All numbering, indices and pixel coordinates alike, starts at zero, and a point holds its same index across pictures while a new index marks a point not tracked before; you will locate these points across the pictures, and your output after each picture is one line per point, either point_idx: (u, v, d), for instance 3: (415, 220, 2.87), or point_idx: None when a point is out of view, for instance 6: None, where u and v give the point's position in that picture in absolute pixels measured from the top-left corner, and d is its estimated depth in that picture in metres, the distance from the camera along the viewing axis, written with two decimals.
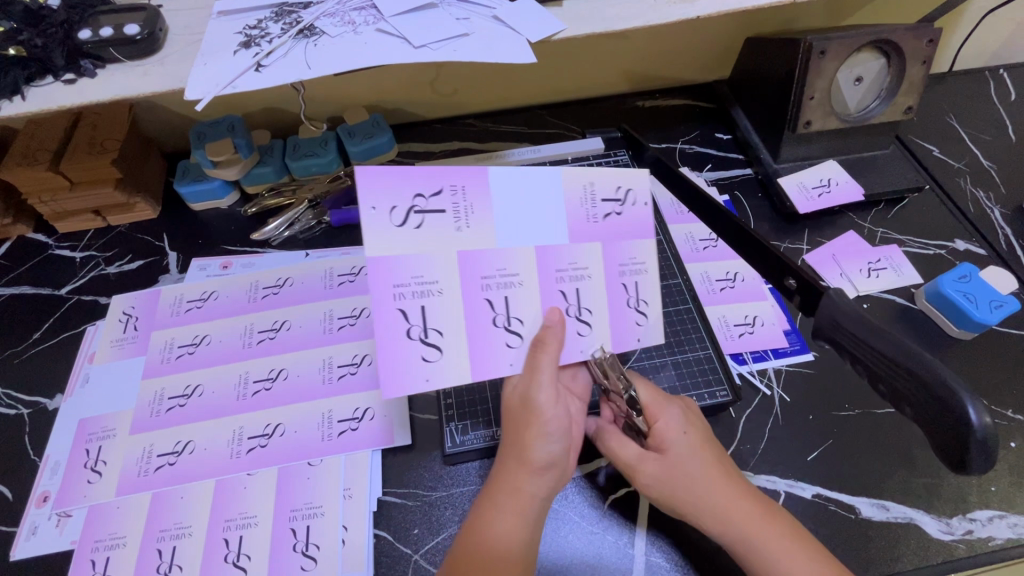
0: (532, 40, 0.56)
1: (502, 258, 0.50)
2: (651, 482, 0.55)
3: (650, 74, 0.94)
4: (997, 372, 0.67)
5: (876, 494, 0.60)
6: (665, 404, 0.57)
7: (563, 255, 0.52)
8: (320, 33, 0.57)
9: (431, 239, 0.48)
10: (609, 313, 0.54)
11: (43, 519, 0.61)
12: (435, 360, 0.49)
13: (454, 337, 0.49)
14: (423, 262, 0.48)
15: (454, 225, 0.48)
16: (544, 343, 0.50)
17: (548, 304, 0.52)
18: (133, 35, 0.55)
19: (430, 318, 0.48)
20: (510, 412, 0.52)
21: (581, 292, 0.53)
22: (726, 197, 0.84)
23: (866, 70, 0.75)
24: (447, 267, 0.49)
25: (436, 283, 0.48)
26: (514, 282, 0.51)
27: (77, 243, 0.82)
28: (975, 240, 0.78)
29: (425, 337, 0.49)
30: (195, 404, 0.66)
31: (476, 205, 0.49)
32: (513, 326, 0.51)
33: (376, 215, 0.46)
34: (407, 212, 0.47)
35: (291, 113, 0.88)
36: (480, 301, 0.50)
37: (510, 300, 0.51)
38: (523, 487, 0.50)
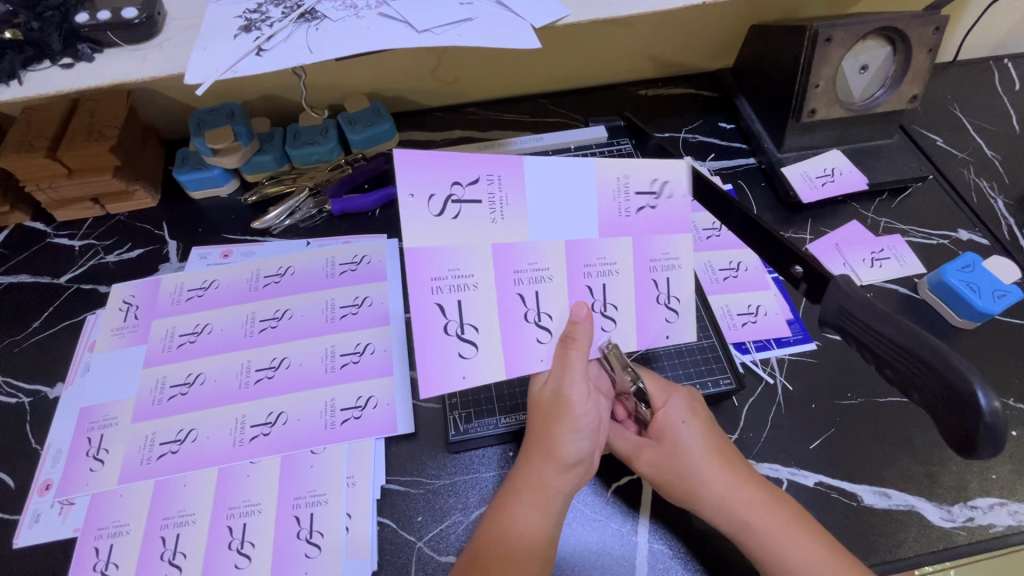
0: (537, 24, 0.56)
1: (533, 254, 0.50)
2: (652, 471, 0.56)
3: (654, 62, 0.93)
4: (999, 362, 0.67)
5: (878, 482, 0.60)
6: (671, 394, 0.57)
7: (592, 250, 0.52)
8: (321, 17, 0.56)
9: (467, 230, 0.48)
10: (636, 307, 0.54)
11: (46, 507, 0.60)
12: (470, 356, 0.49)
13: (488, 334, 0.50)
14: (459, 256, 0.48)
15: (489, 217, 0.48)
16: (573, 339, 0.51)
17: (578, 298, 0.52)
18: (131, 19, 0.54)
19: (467, 313, 0.49)
20: (541, 407, 0.54)
21: (608, 287, 0.53)
22: (729, 186, 0.83)
23: (872, 58, 0.75)
24: (481, 261, 0.49)
25: (472, 278, 0.49)
26: (545, 277, 0.51)
27: (76, 231, 0.81)
28: (978, 230, 0.78)
29: (461, 332, 0.49)
30: (197, 391, 0.66)
31: (510, 198, 0.49)
32: (543, 321, 0.52)
33: (414, 203, 0.46)
34: (444, 202, 0.47)
35: (290, 101, 0.87)
36: (513, 296, 0.50)
37: (541, 295, 0.51)
38: (551, 480, 0.51)
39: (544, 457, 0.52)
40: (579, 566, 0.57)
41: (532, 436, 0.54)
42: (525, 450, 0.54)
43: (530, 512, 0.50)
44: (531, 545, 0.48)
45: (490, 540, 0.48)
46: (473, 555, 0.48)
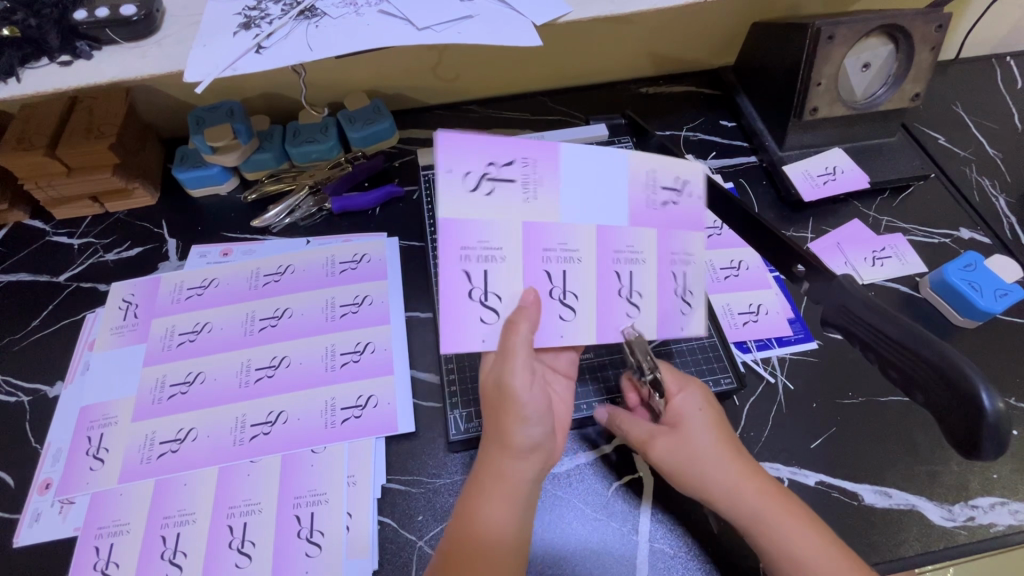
0: (538, 22, 0.56)
1: (563, 233, 0.51)
2: (664, 460, 0.55)
3: (655, 59, 0.93)
4: (1000, 361, 0.67)
5: (879, 481, 0.60)
6: (686, 384, 0.57)
7: (621, 237, 0.53)
8: (321, 15, 0.56)
9: (501, 205, 0.49)
10: (657, 298, 0.55)
11: (46, 506, 0.60)
12: (492, 323, 0.50)
13: (512, 304, 0.51)
14: (490, 228, 0.49)
15: (522, 195, 0.49)
16: (515, 324, 0.49)
17: (602, 283, 0.53)
18: (129, 16, 0.54)
19: (491, 283, 0.50)
20: (488, 397, 0.52)
21: (635, 276, 0.54)
22: (731, 184, 0.83)
23: (875, 56, 0.74)
24: (511, 234, 0.50)
25: (501, 249, 0.50)
26: (574, 258, 0.52)
27: (75, 230, 0.81)
28: (980, 229, 0.78)
29: (485, 300, 0.50)
30: (196, 390, 0.66)
31: (545, 178, 0.50)
32: (568, 300, 0.52)
33: (450, 176, 0.47)
34: (479, 178, 0.48)
35: (290, 99, 0.87)
36: (540, 272, 0.51)
37: (568, 274, 0.52)
38: (508, 475, 0.49)
39: (497, 452, 0.50)
40: (579, 565, 0.57)
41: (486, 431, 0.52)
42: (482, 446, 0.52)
43: (493, 509, 0.48)
44: (500, 541, 0.47)
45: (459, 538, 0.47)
46: (446, 552, 0.47)
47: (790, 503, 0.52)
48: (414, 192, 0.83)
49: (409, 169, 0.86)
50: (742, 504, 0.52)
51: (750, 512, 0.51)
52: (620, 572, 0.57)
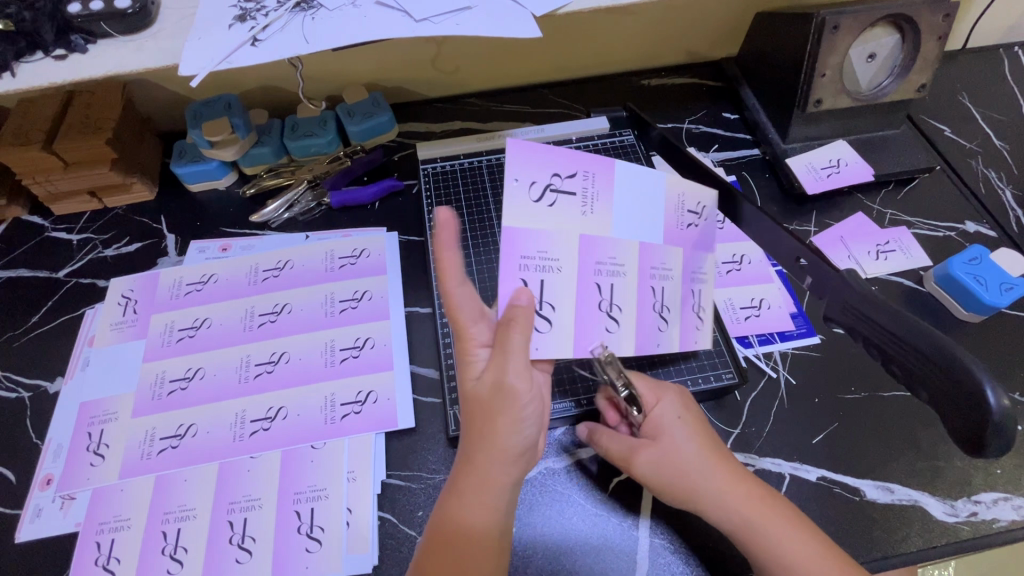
0: (537, 14, 0.55)
1: (614, 248, 0.55)
2: (648, 474, 0.55)
3: (656, 51, 0.92)
4: (1005, 356, 0.66)
5: (882, 477, 0.60)
6: (662, 393, 0.58)
7: (656, 255, 0.57)
8: (317, 7, 0.55)
9: (561, 218, 0.52)
10: (680, 312, 0.59)
11: (47, 502, 0.60)
12: (545, 331, 0.53)
13: (564, 313, 0.53)
14: (549, 238, 0.52)
15: (581, 209, 0.53)
16: (513, 320, 0.48)
17: (643, 296, 0.57)
18: (124, 9, 0.53)
19: (548, 292, 0.53)
20: (476, 401, 0.49)
21: (666, 291, 0.58)
22: (733, 177, 0.82)
23: (880, 46, 0.73)
24: (568, 246, 0.53)
25: (557, 260, 0.53)
26: (620, 271, 0.55)
27: (73, 225, 0.81)
28: (985, 222, 0.77)
29: (540, 309, 0.53)
30: (197, 386, 0.66)
31: (600, 194, 0.54)
32: (614, 313, 0.56)
33: (517, 186, 0.51)
34: (543, 189, 0.52)
35: (288, 92, 0.86)
36: (591, 283, 0.54)
37: (615, 287, 0.55)
38: (497, 474, 0.49)
39: (491, 454, 0.48)
40: (578, 559, 0.57)
41: (469, 432, 0.49)
42: (464, 445, 0.50)
43: (481, 507, 0.48)
44: (488, 538, 0.48)
45: (450, 535, 0.47)
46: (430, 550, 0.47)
47: (774, 502, 0.53)
48: (413, 186, 0.83)
49: (409, 162, 0.85)
50: (729, 505, 0.52)
51: (739, 513, 0.52)
52: (620, 566, 0.57)
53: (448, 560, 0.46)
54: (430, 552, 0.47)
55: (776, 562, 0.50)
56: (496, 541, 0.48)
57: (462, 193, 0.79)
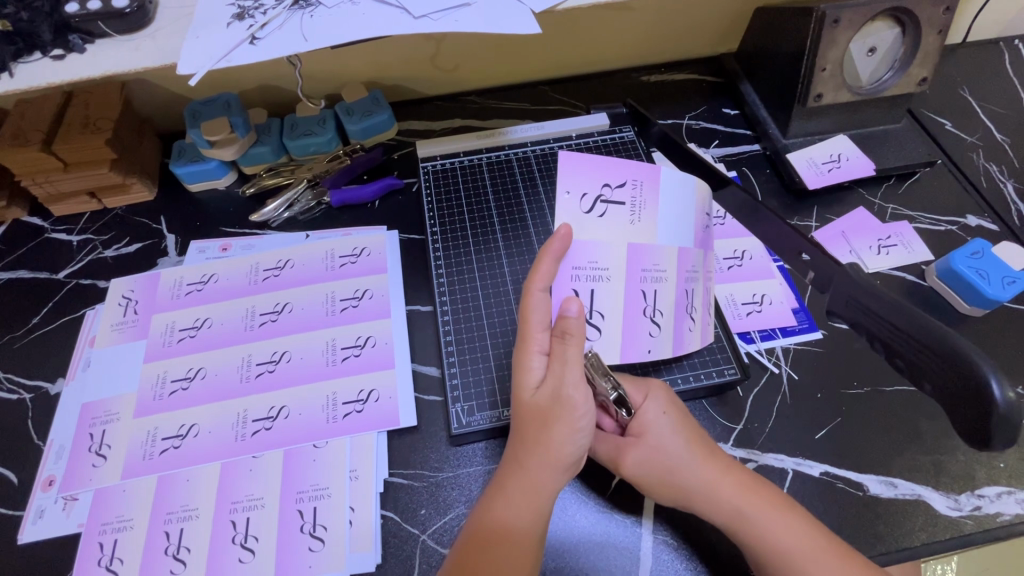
0: (536, 9, 0.55)
1: (657, 255, 0.58)
2: (635, 472, 0.55)
3: (655, 46, 0.91)
4: (1008, 349, 0.66)
5: (885, 471, 0.60)
6: (648, 390, 0.57)
7: (690, 258, 0.60)
8: (316, 4, 0.55)
9: (610, 229, 0.56)
10: (704, 314, 0.63)
11: (50, 503, 0.60)
12: (594, 337, 0.59)
13: (612, 320, 0.59)
14: (600, 251, 0.57)
15: (629, 219, 0.57)
16: (567, 334, 0.51)
17: (679, 300, 0.61)
18: (122, 8, 0.53)
19: (598, 300, 0.58)
20: (534, 411, 0.49)
21: (695, 293, 0.61)
22: (733, 173, 0.82)
23: (880, 40, 0.73)
24: (617, 256, 0.57)
25: (607, 270, 0.57)
26: (662, 277, 0.59)
27: (73, 226, 0.81)
28: (987, 216, 0.77)
29: (590, 317, 0.58)
30: (199, 386, 0.66)
31: (647, 204, 0.57)
32: (657, 316, 0.60)
33: (569, 198, 0.55)
34: (594, 201, 0.56)
35: (286, 91, 0.86)
36: (637, 291, 0.59)
37: (658, 293, 0.59)
38: (545, 480, 0.49)
39: (543, 461, 0.48)
40: (582, 558, 0.57)
41: (522, 437, 0.50)
42: (514, 450, 0.50)
43: (523, 511, 0.48)
44: (527, 541, 0.48)
45: (487, 534, 0.47)
46: (467, 554, 0.47)
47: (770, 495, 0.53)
48: (413, 184, 0.83)
49: (409, 161, 0.85)
50: (719, 496, 0.53)
51: (729, 504, 0.52)
52: (623, 563, 0.57)
53: (483, 559, 0.46)
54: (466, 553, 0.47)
55: (778, 556, 0.50)
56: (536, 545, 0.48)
57: (461, 189, 0.79)
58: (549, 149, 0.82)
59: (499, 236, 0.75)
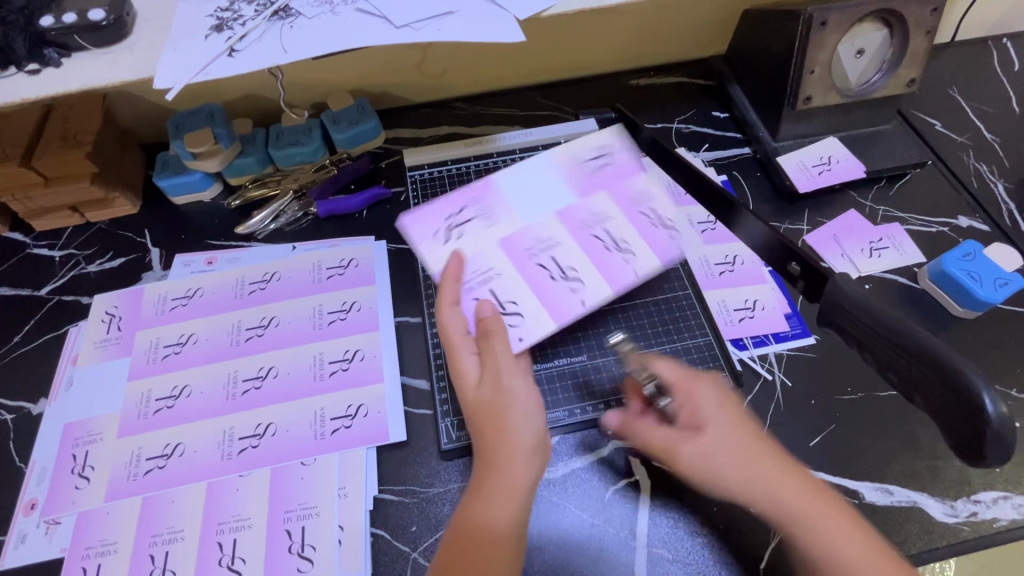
0: (521, 17, 0.54)
1: (536, 232, 0.64)
2: (689, 465, 0.53)
3: (644, 50, 0.91)
4: (1000, 351, 0.66)
5: (880, 478, 0.59)
6: (697, 382, 0.56)
7: (580, 210, 0.66)
8: (296, 15, 0.54)
9: (475, 241, 0.63)
10: (641, 237, 0.64)
11: (32, 527, 0.59)
12: (519, 323, 0.59)
13: (528, 303, 0.60)
14: (481, 258, 0.62)
15: (487, 225, 0.64)
16: (489, 333, 0.54)
17: (587, 249, 0.63)
18: (98, 21, 0.52)
19: (501, 293, 0.60)
20: (477, 410, 0.51)
21: (611, 229, 0.65)
22: (724, 177, 0.81)
23: (868, 42, 0.73)
24: (497, 256, 0.63)
25: (494, 270, 0.62)
26: (553, 244, 0.64)
27: (55, 241, 0.79)
28: (978, 217, 0.77)
29: (505, 310, 0.59)
30: (184, 404, 0.64)
31: (494, 206, 0.66)
32: (569, 274, 0.62)
33: (427, 239, 0.64)
34: (447, 231, 0.64)
35: (271, 100, 0.85)
36: (533, 266, 0.62)
37: (556, 256, 0.63)
38: (516, 474, 0.48)
39: (506, 453, 0.48)
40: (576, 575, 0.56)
41: (480, 438, 0.50)
42: (480, 453, 0.50)
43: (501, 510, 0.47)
44: (510, 538, 0.46)
45: (471, 535, 0.46)
46: (455, 556, 0.46)
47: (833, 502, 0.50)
48: (402, 193, 0.82)
49: (397, 169, 0.84)
50: (774, 494, 0.50)
51: (785, 503, 0.49)
52: None
53: (470, 560, 0.45)
54: (451, 557, 0.46)
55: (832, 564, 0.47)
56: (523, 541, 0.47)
57: None
58: None
59: None
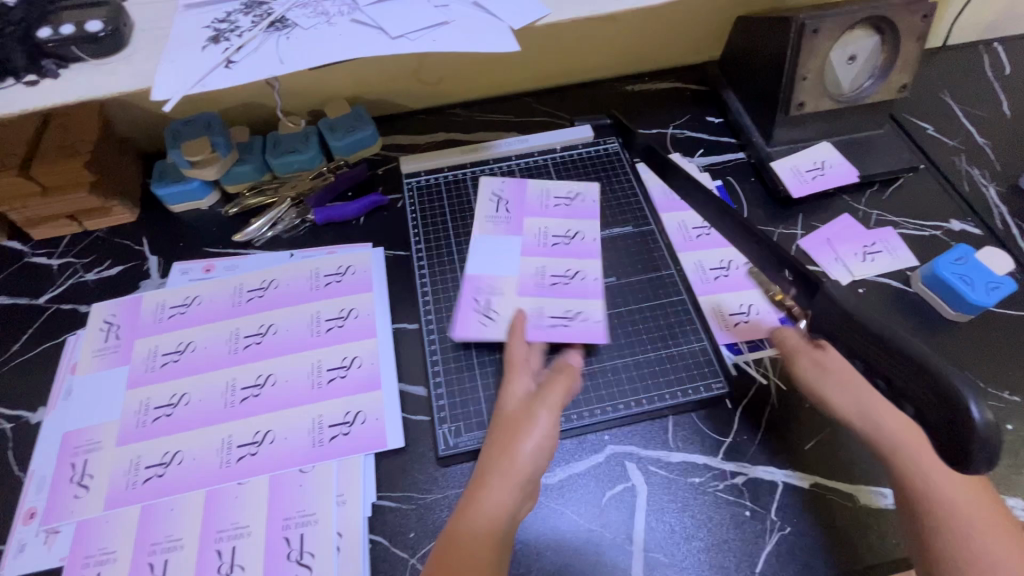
0: (515, 26, 0.55)
1: (527, 270, 0.71)
2: (843, 408, 0.58)
3: (639, 56, 0.92)
4: (992, 353, 0.66)
5: (875, 482, 0.60)
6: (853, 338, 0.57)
7: (531, 238, 0.74)
8: (292, 26, 0.55)
9: (506, 307, 0.68)
10: (574, 218, 0.76)
11: (31, 536, 0.59)
12: (584, 318, 0.67)
13: (580, 303, 0.68)
14: (541, 301, 0.68)
15: (501, 292, 0.69)
16: (561, 368, 0.59)
17: (561, 251, 0.73)
18: (96, 32, 0.53)
19: (549, 312, 0.68)
20: (503, 423, 0.54)
21: (549, 228, 0.75)
22: (719, 182, 0.82)
23: (860, 48, 0.74)
24: (538, 298, 0.69)
25: (540, 305, 0.68)
26: (542, 267, 0.72)
27: (54, 250, 0.80)
28: (970, 221, 0.77)
29: (569, 319, 0.67)
30: (183, 412, 0.65)
31: (494, 277, 0.71)
32: (571, 270, 0.71)
33: (485, 327, 0.67)
34: (489, 315, 0.67)
35: (268, 108, 0.85)
36: (551, 281, 0.70)
37: (547, 266, 0.72)
38: (505, 490, 0.49)
39: (504, 462, 0.50)
40: None
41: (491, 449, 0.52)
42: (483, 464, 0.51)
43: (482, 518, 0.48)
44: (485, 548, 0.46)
45: (455, 538, 0.47)
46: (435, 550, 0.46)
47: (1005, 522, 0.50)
48: (399, 200, 0.82)
49: (394, 176, 0.84)
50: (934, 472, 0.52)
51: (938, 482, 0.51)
52: None
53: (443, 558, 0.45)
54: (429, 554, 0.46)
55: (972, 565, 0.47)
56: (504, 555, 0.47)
57: (446, 205, 0.78)
58: (534, 162, 0.82)
59: None
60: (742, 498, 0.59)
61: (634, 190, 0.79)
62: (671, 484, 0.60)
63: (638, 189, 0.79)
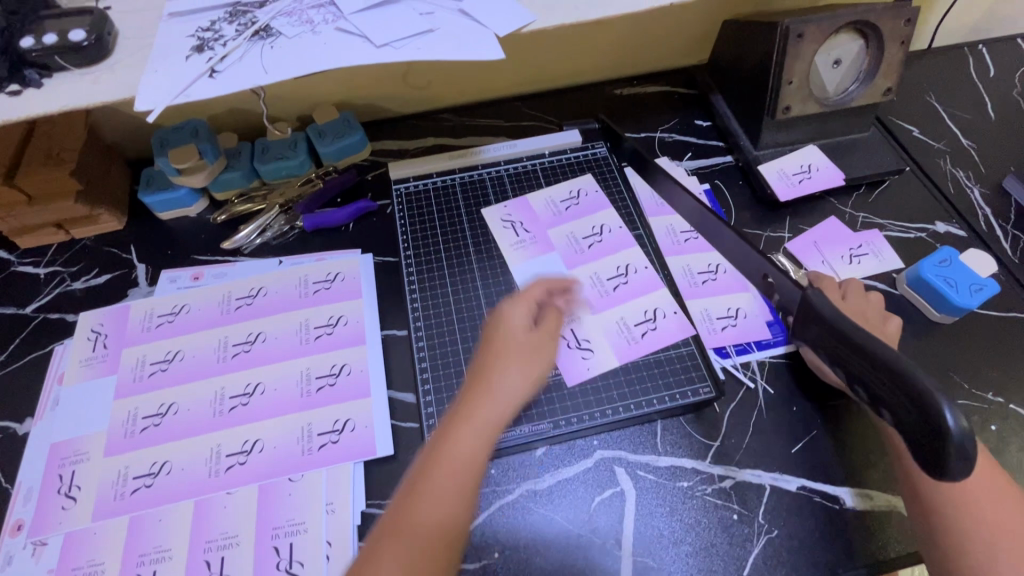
0: (501, 33, 0.55)
1: (586, 285, 0.71)
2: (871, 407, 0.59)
3: (627, 60, 0.92)
4: (975, 354, 0.67)
5: (861, 483, 0.60)
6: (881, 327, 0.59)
7: (567, 249, 0.74)
8: (277, 34, 0.55)
9: (592, 330, 0.68)
10: (592, 214, 0.77)
11: (18, 549, 0.59)
12: (664, 318, 0.69)
13: (655, 299, 0.70)
14: (625, 312, 0.69)
15: (575, 316, 0.69)
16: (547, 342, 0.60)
17: (605, 251, 0.74)
18: (79, 41, 0.52)
19: (628, 320, 0.69)
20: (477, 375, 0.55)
21: (575, 233, 0.76)
22: (706, 186, 0.82)
23: (845, 52, 0.74)
24: (615, 309, 0.70)
25: (621, 316, 0.69)
26: (597, 277, 0.72)
27: (40, 259, 0.79)
28: (955, 222, 0.78)
29: (652, 322, 0.69)
30: (171, 422, 0.65)
31: (561, 304, 0.70)
32: (626, 266, 0.73)
33: (586, 360, 0.66)
34: (579, 347, 0.67)
35: (255, 114, 0.85)
36: (613, 285, 0.71)
37: (597, 271, 0.73)
38: (463, 439, 0.51)
39: (463, 423, 0.51)
40: None
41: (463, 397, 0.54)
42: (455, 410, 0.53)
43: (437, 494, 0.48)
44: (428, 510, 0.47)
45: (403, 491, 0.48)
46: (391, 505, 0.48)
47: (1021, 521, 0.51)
48: (388, 206, 0.82)
49: (383, 181, 0.84)
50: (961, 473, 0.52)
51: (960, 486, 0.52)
52: None
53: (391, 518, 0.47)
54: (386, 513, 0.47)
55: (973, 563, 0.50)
56: (457, 528, 0.48)
57: (435, 211, 0.78)
58: (522, 167, 0.82)
59: (472, 253, 0.75)
60: (730, 502, 0.60)
61: (622, 194, 0.79)
62: (660, 488, 0.61)
63: (626, 192, 0.79)
